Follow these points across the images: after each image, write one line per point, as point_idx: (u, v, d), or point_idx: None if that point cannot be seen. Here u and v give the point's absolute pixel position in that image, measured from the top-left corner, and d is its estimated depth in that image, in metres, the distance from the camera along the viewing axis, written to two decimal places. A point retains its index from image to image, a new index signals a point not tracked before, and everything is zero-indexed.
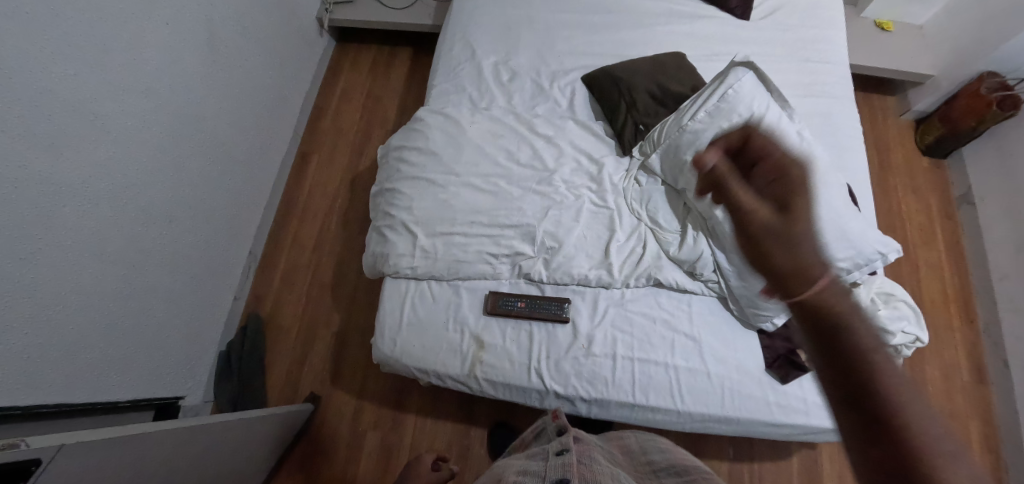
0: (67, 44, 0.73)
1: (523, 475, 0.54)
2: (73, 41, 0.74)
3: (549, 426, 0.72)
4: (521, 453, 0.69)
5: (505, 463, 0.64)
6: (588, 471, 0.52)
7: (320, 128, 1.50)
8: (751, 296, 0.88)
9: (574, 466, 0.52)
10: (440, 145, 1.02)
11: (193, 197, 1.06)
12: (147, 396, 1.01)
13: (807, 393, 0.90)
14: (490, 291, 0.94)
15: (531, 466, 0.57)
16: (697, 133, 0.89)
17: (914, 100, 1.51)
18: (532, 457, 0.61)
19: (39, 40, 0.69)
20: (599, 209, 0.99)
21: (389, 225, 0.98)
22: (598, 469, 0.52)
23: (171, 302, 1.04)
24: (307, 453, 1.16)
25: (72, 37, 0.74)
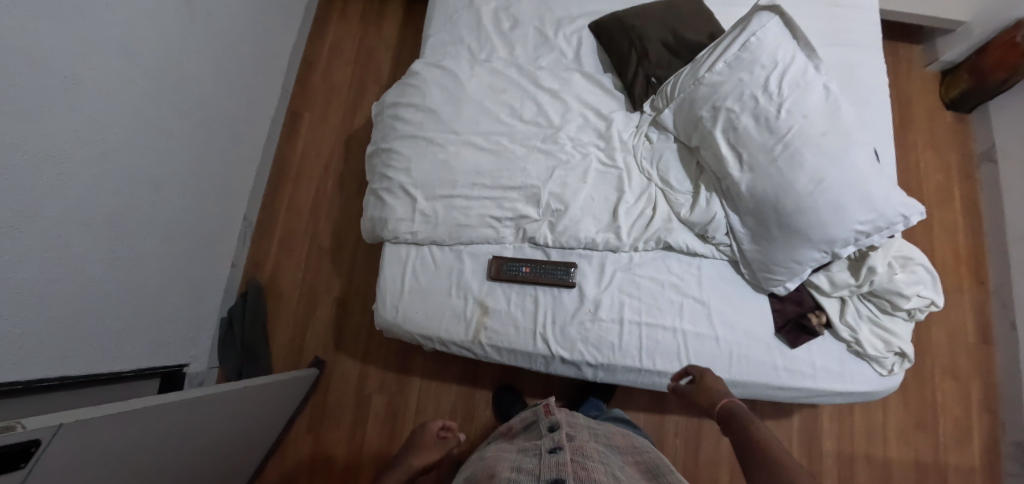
0: None
1: (516, 472, 0.54)
2: None
3: (542, 421, 0.69)
4: (508, 444, 0.69)
5: (492, 455, 0.64)
6: (581, 468, 0.53)
7: (310, 84, 1.41)
8: (764, 260, 0.85)
9: (568, 467, 0.53)
10: (438, 102, 0.96)
11: (181, 162, 1.01)
12: (149, 366, 1.01)
13: (816, 357, 0.89)
14: (494, 255, 0.91)
15: (523, 463, 0.57)
16: (715, 87, 0.82)
17: (941, 49, 1.41)
18: (522, 453, 0.61)
19: None
20: (607, 169, 0.94)
21: (386, 187, 0.93)
22: (590, 468, 0.53)
23: (166, 272, 1.01)
24: (315, 416, 1.18)
25: None
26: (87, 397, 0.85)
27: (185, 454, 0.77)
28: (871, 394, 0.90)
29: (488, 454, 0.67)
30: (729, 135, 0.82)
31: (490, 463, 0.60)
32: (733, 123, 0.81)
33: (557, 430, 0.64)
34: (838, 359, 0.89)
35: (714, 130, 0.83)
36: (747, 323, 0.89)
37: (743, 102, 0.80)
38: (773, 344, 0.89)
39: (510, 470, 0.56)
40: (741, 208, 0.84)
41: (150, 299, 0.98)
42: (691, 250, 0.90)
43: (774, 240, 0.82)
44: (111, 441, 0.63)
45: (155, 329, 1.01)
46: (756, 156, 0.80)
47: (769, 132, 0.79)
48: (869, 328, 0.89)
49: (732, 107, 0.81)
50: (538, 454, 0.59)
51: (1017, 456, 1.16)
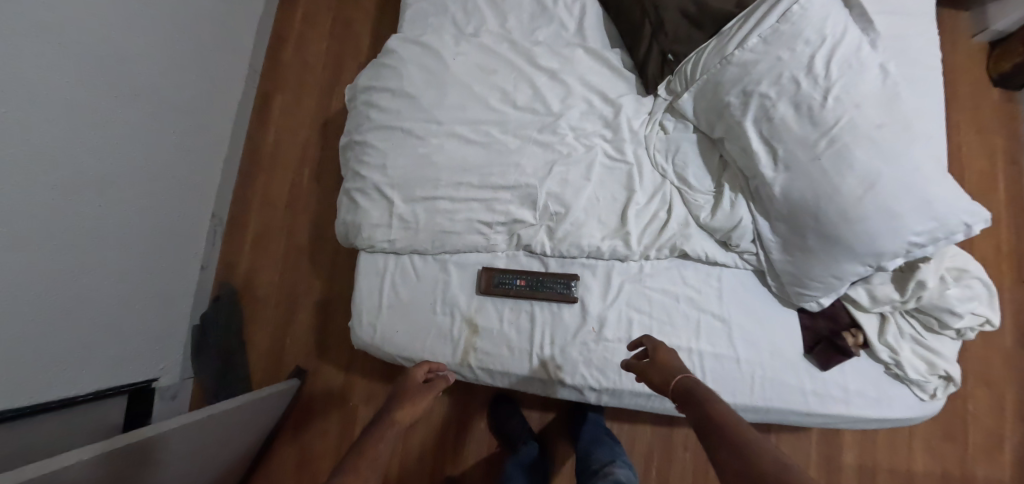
0: None
1: None
2: None
3: None
4: None
5: None
6: None
7: (281, 61, 1.26)
8: (797, 273, 0.73)
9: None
10: (418, 86, 0.82)
11: (132, 159, 0.88)
12: (110, 386, 0.91)
13: (849, 379, 0.79)
14: (484, 266, 0.79)
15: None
16: (746, 67, 0.69)
17: (993, 16, 1.25)
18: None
19: None
20: (615, 164, 0.81)
21: (359, 188, 0.81)
22: None
23: (123, 281, 0.90)
24: (298, 430, 1.09)
25: None
26: (39, 428, 0.76)
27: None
28: (906, 420, 0.80)
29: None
30: (762, 126, 0.69)
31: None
32: (768, 112, 0.68)
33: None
34: (873, 381, 0.79)
35: (744, 120, 0.70)
36: (773, 341, 0.78)
37: (781, 86, 0.67)
38: (801, 366, 0.78)
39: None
40: (772, 213, 0.72)
41: (108, 315, 0.88)
42: (710, 259, 0.78)
43: (810, 250, 0.70)
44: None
45: (114, 344, 0.91)
46: (794, 153, 0.67)
47: (812, 124, 0.65)
48: (910, 348, 0.78)
49: (767, 92, 0.67)
50: None
51: None
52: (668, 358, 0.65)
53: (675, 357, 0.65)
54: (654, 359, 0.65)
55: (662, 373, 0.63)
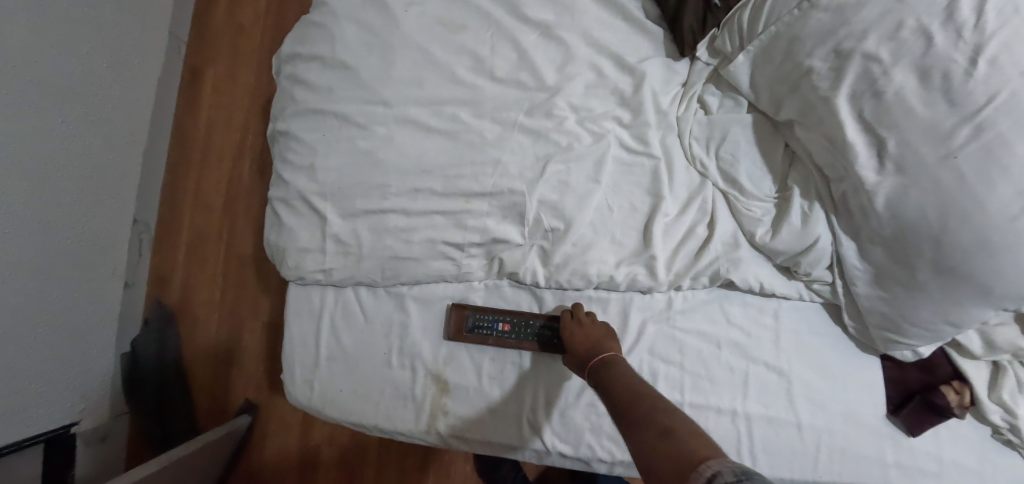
0: None
1: None
2: None
3: None
4: None
5: None
6: None
7: (212, 23, 1.01)
8: (892, 314, 0.52)
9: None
10: (357, 52, 0.58)
11: (12, 159, 0.66)
12: (14, 440, 0.71)
13: (945, 448, 0.59)
14: (454, 301, 0.59)
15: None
16: (844, 11, 0.44)
17: None
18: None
19: None
20: (634, 159, 0.58)
21: (283, 198, 0.59)
22: None
23: (24, 311, 0.70)
24: (253, 473, 0.91)
25: None
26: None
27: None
28: None
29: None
30: (864, 104, 0.46)
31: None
32: (876, 83, 0.44)
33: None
34: (979, 448, 0.59)
35: (835, 95, 0.47)
36: (847, 400, 0.58)
37: (902, 42, 0.43)
38: (884, 431, 0.58)
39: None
40: (864, 232, 0.50)
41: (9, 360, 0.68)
42: (766, 291, 0.56)
43: (918, 287, 0.49)
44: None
45: (21, 390, 0.71)
46: (916, 147, 0.44)
47: (948, 101, 0.42)
48: None
49: (877, 52, 0.44)
50: None
51: None
52: (582, 334, 0.53)
53: (590, 328, 0.53)
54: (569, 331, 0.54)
55: (578, 354, 0.51)
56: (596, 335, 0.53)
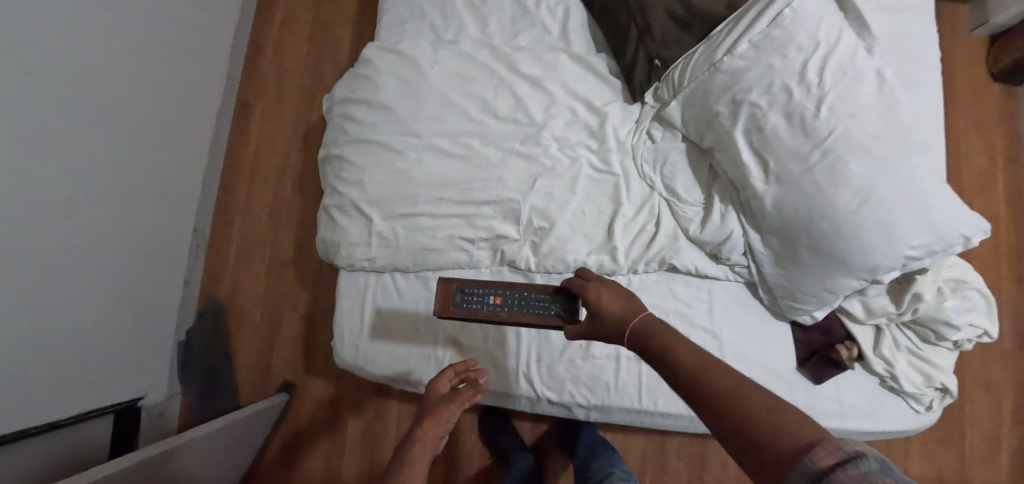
0: None
1: None
2: None
3: None
4: None
5: None
6: None
7: (261, 67, 1.23)
8: (789, 286, 0.71)
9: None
10: (394, 97, 0.79)
11: (99, 178, 0.83)
12: (95, 407, 0.89)
13: (843, 393, 0.77)
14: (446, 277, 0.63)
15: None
16: (736, 74, 0.65)
17: (994, 9, 1.20)
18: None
19: None
20: (601, 176, 0.78)
21: (337, 205, 0.78)
22: None
23: (101, 300, 0.87)
24: (290, 443, 1.07)
25: None
26: (18, 457, 0.74)
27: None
28: (903, 432, 0.78)
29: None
30: (753, 137, 0.66)
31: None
32: (759, 122, 0.65)
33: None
34: (869, 394, 0.77)
35: (734, 131, 0.68)
36: (764, 356, 0.76)
37: (772, 94, 0.63)
38: (794, 380, 0.76)
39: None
40: (762, 226, 0.69)
41: (84, 340, 0.85)
42: (700, 272, 0.76)
43: (803, 265, 0.68)
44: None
45: (95, 364, 0.88)
46: (787, 165, 0.64)
47: (804, 135, 0.62)
48: (906, 360, 0.76)
49: (757, 101, 0.64)
50: None
51: None
52: (605, 296, 0.55)
53: (612, 292, 0.55)
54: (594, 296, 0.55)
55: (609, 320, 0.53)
56: (614, 297, 0.54)
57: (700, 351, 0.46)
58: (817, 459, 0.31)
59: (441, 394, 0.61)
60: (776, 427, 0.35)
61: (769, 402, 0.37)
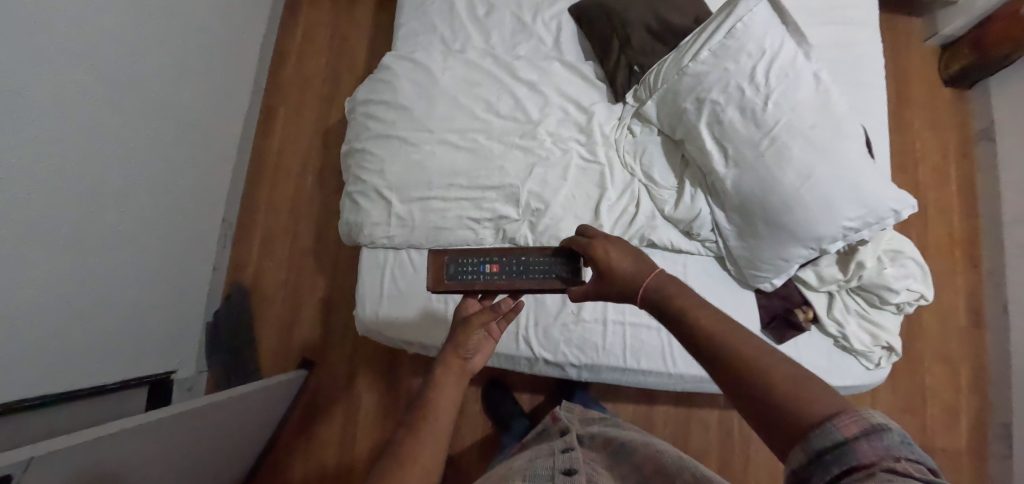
0: None
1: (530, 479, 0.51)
2: None
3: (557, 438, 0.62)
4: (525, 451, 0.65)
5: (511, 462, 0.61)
6: None
7: (284, 75, 1.36)
8: (750, 257, 0.82)
9: (577, 465, 0.52)
10: (411, 98, 0.91)
11: (144, 170, 0.95)
12: (135, 376, 0.99)
13: (802, 352, 0.87)
14: (437, 251, 0.66)
15: (535, 471, 0.52)
16: (699, 77, 0.78)
17: (943, 22, 1.34)
18: (532, 455, 0.59)
19: None
20: (589, 165, 0.90)
21: (360, 191, 0.90)
22: None
23: (140, 279, 0.98)
24: (308, 415, 1.17)
25: None
26: (71, 416, 0.83)
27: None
28: (855, 387, 0.89)
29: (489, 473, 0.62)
30: (714, 129, 0.79)
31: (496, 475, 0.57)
32: (718, 116, 0.78)
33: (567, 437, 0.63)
34: (826, 354, 0.88)
35: (699, 124, 0.80)
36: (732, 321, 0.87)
37: (729, 93, 0.76)
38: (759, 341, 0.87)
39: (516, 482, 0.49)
40: (726, 205, 0.81)
41: (124, 314, 0.95)
42: (675, 247, 0.87)
43: (760, 237, 0.80)
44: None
45: (134, 337, 0.98)
46: (742, 151, 0.77)
47: (756, 126, 0.75)
48: (857, 323, 0.87)
49: (717, 99, 0.77)
50: (550, 473, 0.51)
51: (1004, 436, 1.16)
52: (615, 255, 0.58)
53: (620, 252, 0.58)
54: (605, 258, 0.59)
55: (620, 282, 0.56)
56: (625, 256, 0.58)
57: (727, 318, 0.45)
58: (829, 437, 0.32)
59: (478, 323, 0.60)
60: (797, 401, 0.36)
61: (791, 376, 0.38)
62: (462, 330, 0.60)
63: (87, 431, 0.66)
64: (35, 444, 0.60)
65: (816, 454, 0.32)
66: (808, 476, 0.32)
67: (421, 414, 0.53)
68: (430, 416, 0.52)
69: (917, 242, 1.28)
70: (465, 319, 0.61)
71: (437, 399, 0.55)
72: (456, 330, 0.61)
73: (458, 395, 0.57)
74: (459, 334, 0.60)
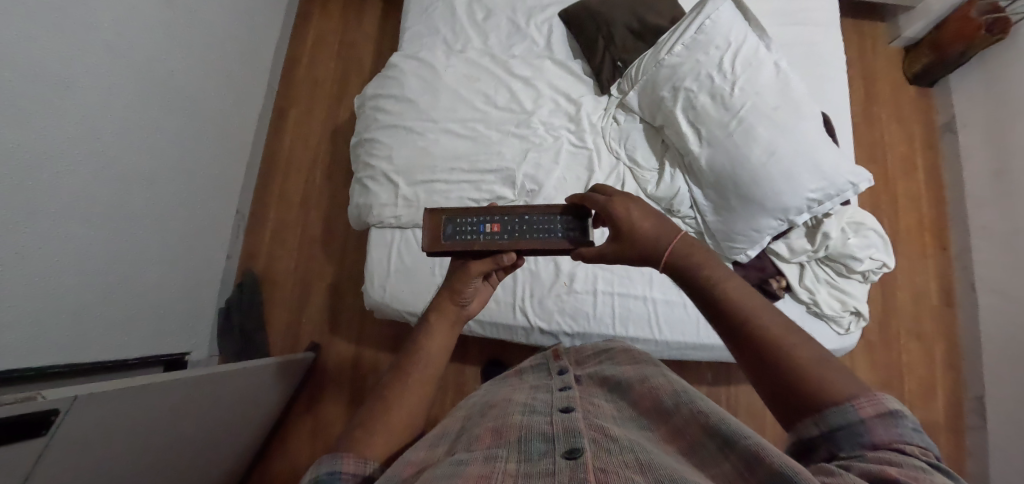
0: (27, 6, 0.70)
1: (528, 415, 0.49)
2: (37, 5, 0.72)
3: (553, 382, 0.62)
4: (518, 385, 0.65)
5: (506, 394, 0.61)
6: (597, 427, 0.44)
7: (295, 80, 1.46)
8: (726, 230, 0.90)
9: (577, 402, 0.51)
10: (417, 92, 1.01)
11: (168, 159, 1.03)
12: (154, 354, 1.04)
13: None
14: (433, 212, 0.65)
15: (535, 407, 0.51)
16: (674, 68, 0.88)
17: (904, 25, 1.45)
18: (532, 391, 0.59)
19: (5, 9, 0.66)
20: (578, 150, 0.99)
21: (370, 176, 0.98)
22: (608, 427, 0.44)
23: (165, 261, 1.05)
24: (315, 396, 1.23)
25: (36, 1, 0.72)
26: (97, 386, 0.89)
27: (167, 438, 0.77)
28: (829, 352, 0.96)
29: (482, 395, 0.65)
30: (689, 113, 0.88)
31: (495, 404, 0.57)
32: (692, 102, 0.87)
33: (566, 376, 0.63)
34: (799, 320, 0.95)
35: (675, 109, 0.89)
36: None
37: (701, 82, 0.86)
38: None
39: (522, 418, 0.47)
40: (702, 182, 0.89)
41: (151, 293, 1.02)
42: None
43: (734, 210, 0.87)
44: (112, 424, 0.68)
45: (157, 316, 1.04)
46: (713, 132, 0.86)
47: (725, 109, 0.85)
48: (827, 291, 0.95)
49: (690, 87, 0.87)
50: (546, 410, 0.50)
51: (979, 409, 1.21)
52: (634, 212, 0.59)
53: (639, 209, 0.59)
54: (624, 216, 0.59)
55: (641, 240, 0.58)
56: (642, 215, 0.59)
57: (759, 295, 0.47)
58: (843, 416, 0.35)
59: (477, 272, 0.64)
60: (817, 382, 0.38)
61: (812, 354, 0.40)
62: (461, 279, 0.64)
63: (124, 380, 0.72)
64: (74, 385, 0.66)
65: (826, 429, 0.36)
66: (815, 447, 0.36)
67: (416, 361, 0.59)
68: (424, 363, 0.59)
69: (888, 226, 1.36)
70: (463, 264, 0.64)
71: (432, 346, 0.61)
72: (456, 278, 0.64)
73: (450, 341, 0.64)
74: (457, 285, 0.64)
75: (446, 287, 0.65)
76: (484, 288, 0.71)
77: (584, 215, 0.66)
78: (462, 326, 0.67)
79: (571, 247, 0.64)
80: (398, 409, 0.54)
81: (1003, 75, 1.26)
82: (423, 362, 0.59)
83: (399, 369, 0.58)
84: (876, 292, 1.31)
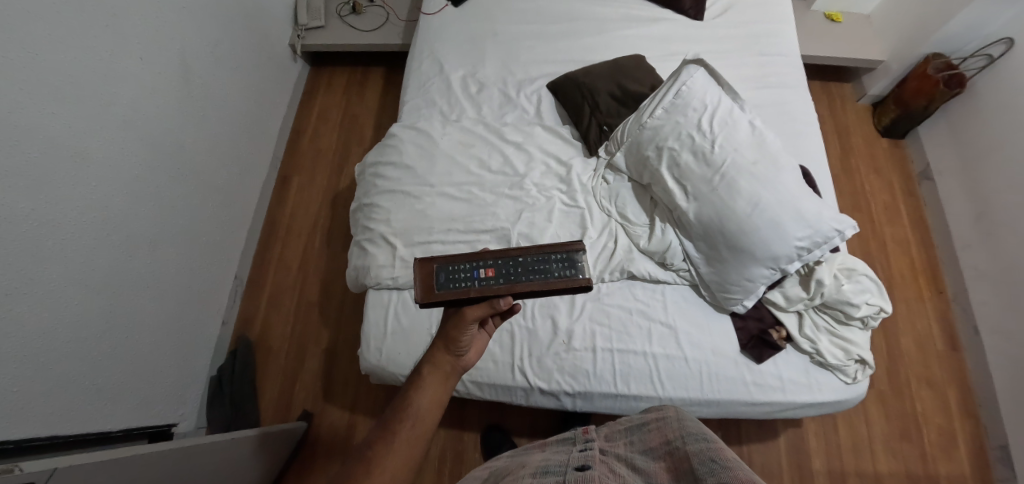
0: (52, 91, 0.77)
1: (541, 476, 0.47)
2: (62, 90, 0.79)
3: (576, 446, 0.59)
4: (540, 453, 0.63)
5: (522, 460, 0.60)
6: None
7: (299, 150, 1.54)
8: (720, 280, 0.91)
9: (595, 462, 0.49)
10: (414, 159, 1.06)
11: (171, 227, 1.06)
12: (139, 426, 0.99)
13: (782, 369, 0.92)
14: (420, 258, 0.61)
15: (549, 468, 0.49)
16: (657, 129, 0.94)
17: (868, 84, 1.57)
18: (550, 455, 0.57)
19: (28, 92, 0.73)
20: (570, 209, 1.02)
21: (368, 239, 1.01)
22: None
23: (160, 326, 1.04)
24: (305, 470, 1.16)
25: (64, 87, 0.79)
26: None
27: None
28: (839, 403, 0.93)
29: (505, 464, 0.62)
30: (674, 171, 0.92)
31: (511, 471, 0.55)
32: (675, 160, 0.92)
33: (588, 442, 0.59)
34: (804, 371, 0.93)
35: (660, 168, 0.94)
36: (713, 342, 0.93)
37: (683, 141, 0.92)
38: (740, 361, 0.92)
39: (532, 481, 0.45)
40: (692, 234, 0.92)
41: (145, 359, 1.00)
42: (653, 277, 0.96)
43: (725, 260, 0.89)
44: None
45: (146, 384, 1.01)
46: (698, 187, 0.89)
47: (707, 165, 0.89)
48: (828, 339, 0.93)
49: (672, 145, 0.92)
50: (561, 471, 0.48)
51: (1005, 459, 1.15)
52: None
53: None
54: None
55: None
56: None
57: None
58: None
59: (472, 318, 0.60)
60: None
61: None
62: (457, 327, 0.61)
63: (103, 454, 0.70)
64: (57, 460, 0.64)
65: None
66: None
67: (404, 418, 0.59)
68: (412, 421, 0.59)
69: (882, 272, 1.37)
70: (459, 310, 0.61)
71: (422, 404, 0.60)
72: (451, 327, 0.62)
73: (442, 399, 0.63)
74: (452, 334, 0.62)
75: (441, 336, 0.64)
76: (480, 336, 0.70)
77: (582, 251, 0.61)
78: (456, 378, 0.65)
79: (572, 287, 0.59)
80: (381, 471, 0.55)
81: (967, 125, 1.34)
82: (411, 421, 0.59)
83: (387, 427, 0.59)
84: (879, 339, 1.30)
